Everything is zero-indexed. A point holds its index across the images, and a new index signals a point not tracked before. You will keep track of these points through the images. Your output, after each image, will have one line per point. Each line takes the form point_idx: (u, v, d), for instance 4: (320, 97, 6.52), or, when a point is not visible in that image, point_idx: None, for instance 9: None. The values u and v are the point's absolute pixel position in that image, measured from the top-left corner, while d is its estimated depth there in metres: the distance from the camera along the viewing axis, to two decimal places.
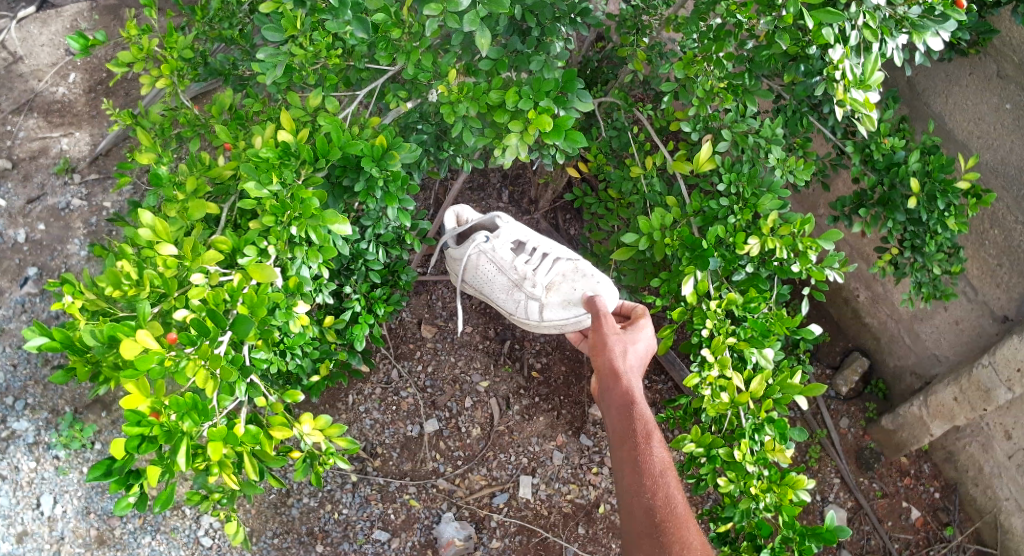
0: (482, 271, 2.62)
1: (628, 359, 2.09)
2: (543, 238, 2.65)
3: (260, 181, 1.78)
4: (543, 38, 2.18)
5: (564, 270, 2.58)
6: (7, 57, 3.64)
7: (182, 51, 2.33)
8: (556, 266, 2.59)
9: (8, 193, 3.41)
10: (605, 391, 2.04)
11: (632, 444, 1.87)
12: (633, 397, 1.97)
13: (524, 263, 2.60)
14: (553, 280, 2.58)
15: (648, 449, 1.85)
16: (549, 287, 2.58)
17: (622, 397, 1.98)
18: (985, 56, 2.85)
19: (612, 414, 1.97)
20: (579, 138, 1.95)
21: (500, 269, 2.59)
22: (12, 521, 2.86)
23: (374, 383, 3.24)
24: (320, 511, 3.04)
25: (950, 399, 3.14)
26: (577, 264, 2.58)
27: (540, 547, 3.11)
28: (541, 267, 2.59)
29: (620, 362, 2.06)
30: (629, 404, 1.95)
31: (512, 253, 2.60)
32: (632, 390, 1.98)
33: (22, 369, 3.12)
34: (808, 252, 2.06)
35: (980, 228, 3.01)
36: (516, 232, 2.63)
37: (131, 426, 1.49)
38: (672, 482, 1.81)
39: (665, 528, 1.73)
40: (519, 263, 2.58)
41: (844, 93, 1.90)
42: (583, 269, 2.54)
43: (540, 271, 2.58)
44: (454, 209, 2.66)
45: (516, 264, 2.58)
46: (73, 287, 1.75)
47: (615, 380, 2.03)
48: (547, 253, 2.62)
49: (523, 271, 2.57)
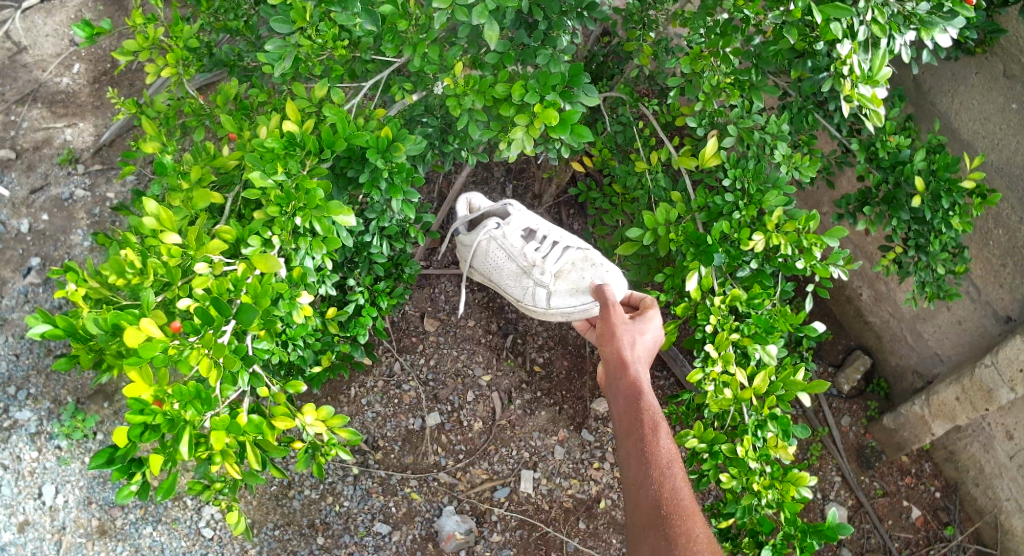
0: (492, 259, 2.67)
1: (635, 349, 2.08)
2: (554, 228, 2.69)
3: (265, 171, 1.78)
4: (549, 32, 2.15)
5: (573, 258, 2.59)
6: (11, 47, 3.62)
7: (188, 41, 2.33)
8: (566, 254, 2.61)
9: (11, 183, 3.41)
10: (611, 380, 2.02)
11: (639, 436, 1.85)
12: (640, 388, 1.95)
13: (534, 251, 2.63)
14: (563, 268, 2.60)
15: (655, 440, 1.83)
16: (558, 275, 2.59)
17: (629, 388, 1.95)
18: (992, 56, 2.84)
19: (618, 404, 1.96)
20: (585, 133, 1.93)
21: (509, 256, 2.64)
22: (13, 511, 2.88)
23: (377, 376, 3.25)
24: (321, 504, 3.04)
25: (952, 399, 3.14)
26: (587, 252, 2.59)
27: (540, 542, 3.12)
28: (551, 254, 2.61)
29: (626, 352, 2.03)
30: (636, 394, 1.93)
31: (522, 241, 2.65)
32: (639, 381, 1.96)
33: (24, 358, 3.11)
34: (813, 250, 2.06)
35: (985, 228, 3.00)
36: (527, 220, 2.69)
37: (134, 414, 1.50)
38: (678, 474, 1.80)
39: (671, 520, 1.72)
40: (528, 249, 2.62)
41: (851, 88, 1.87)
42: (593, 257, 2.54)
43: (549, 259, 2.60)
44: (466, 197, 2.76)
45: (526, 251, 2.62)
46: (77, 275, 1.74)
47: (622, 369, 2.00)
48: (558, 241, 2.65)
49: (532, 258, 2.60)
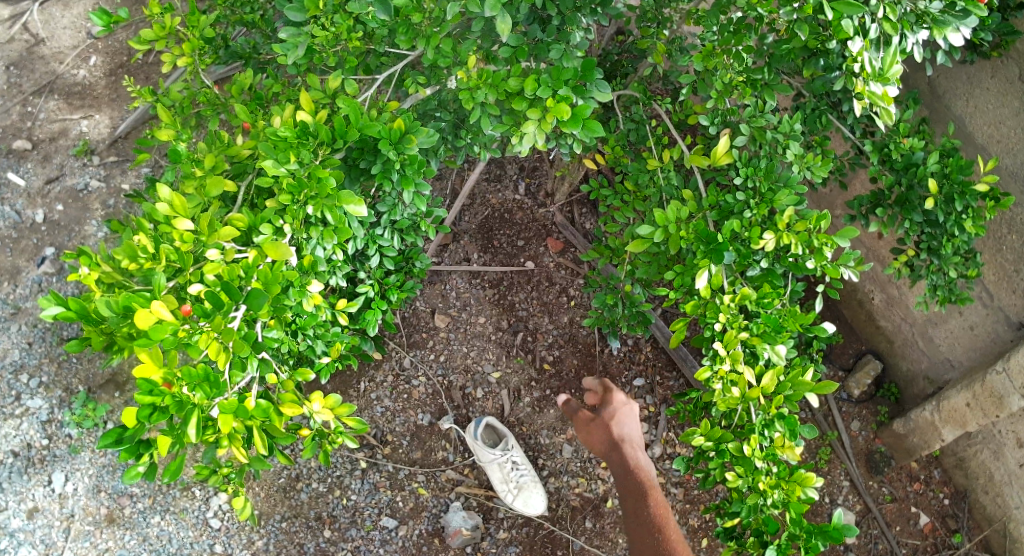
0: (481, 453, 3.08)
1: (619, 428, 2.30)
2: (519, 448, 3.14)
3: (277, 160, 1.80)
4: (563, 27, 2.14)
5: (527, 479, 3.10)
6: (29, 39, 3.67)
7: (205, 30, 2.34)
8: (525, 483, 3.09)
9: (27, 173, 3.45)
10: (610, 463, 2.30)
11: (632, 507, 2.13)
12: (628, 465, 2.22)
13: (511, 469, 3.08)
14: (523, 483, 3.09)
15: (644, 508, 2.11)
16: (519, 488, 3.08)
17: (619, 466, 2.24)
18: (1007, 59, 2.80)
19: (616, 483, 2.24)
20: (596, 128, 1.92)
21: (495, 460, 3.07)
22: (24, 497, 2.95)
23: (386, 371, 3.30)
24: (329, 497, 3.11)
25: (963, 405, 3.09)
26: (536, 482, 3.11)
27: (546, 540, 3.15)
28: (518, 468, 3.10)
29: (612, 434, 2.29)
30: (625, 471, 2.21)
31: (503, 454, 3.09)
32: (626, 458, 2.23)
33: (37, 347, 3.15)
34: (823, 249, 2.03)
35: (998, 232, 2.96)
36: (508, 441, 3.14)
37: (143, 395, 1.51)
38: (671, 532, 2.05)
39: None
40: (508, 475, 3.07)
41: (862, 86, 1.86)
42: (536, 484, 3.11)
43: (517, 476, 3.09)
44: (484, 418, 3.15)
45: (505, 475, 3.07)
46: (89, 259, 1.75)
47: (613, 450, 2.27)
48: (521, 461, 3.11)
49: (508, 478, 3.07)
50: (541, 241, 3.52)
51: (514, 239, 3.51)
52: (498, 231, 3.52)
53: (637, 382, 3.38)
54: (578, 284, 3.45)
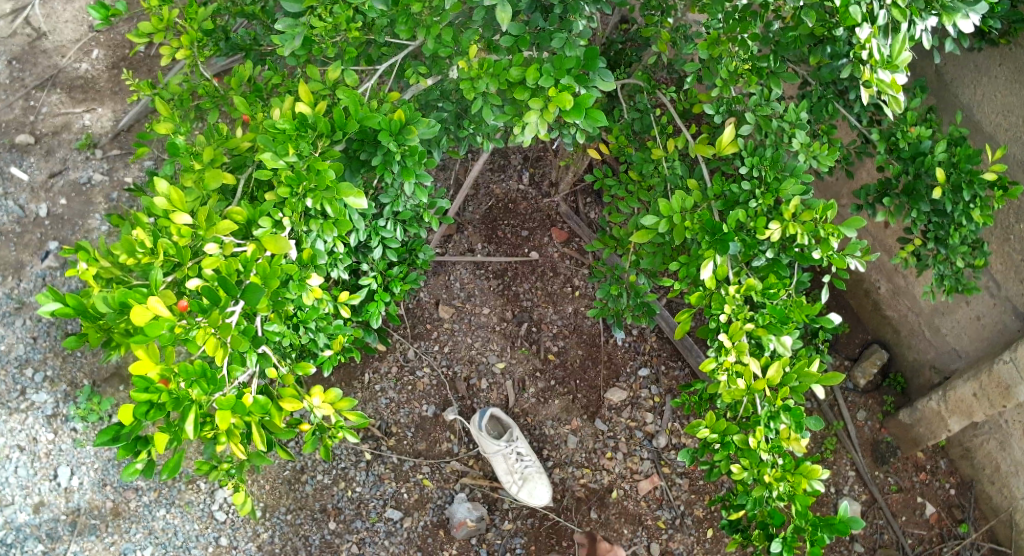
0: (486, 444, 3.07)
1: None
2: (524, 440, 3.14)
3: (276, 152, 1.77)
4: (565, 16, 2.07)
5: (531, 470, 3.09)
6: (31, 33, 3.67)
7: (204, 23, 2.33)
8: (530, 474, 3.08)
9: (30, 167, 3.44)
10: None
11: None
12: None
13: (515, 460, 3.07)
14: (527, 474, 3.08)
15: None
16: (524, 479, 3.07)
17: None
18: (1016, 46, 2.76)
19: None
20: (599, 118, 1.87)
21: (499, 452, 3.07)
22: (29, 491, 2.96)
23: (391, 362, 3.31)
24: (334, 489, 3.11)
25: (969, 395, 3.07)
26: (541, 473, 3.10)
27: (551, 531, 3.13)
28: (522, 459, 3.09)
29: None
30: None
31: (507, 445, 3.09)
32: None
33: (42, 341, 3.15)
34: (830, 240, 2.00)
35: (1007, 223, 2.91)
36: (513, 432, 3.14)
37: (139, 392, 1.50)
38: None
39: None
40: (512, 465, 3.06)
41: (870, 74, 1.82)
42: (540, 475, 3.10)
43: (521, 466, 3.08)
44: (489, 409, 3.15)
45: (510, 466, 3.06)
46: (87, 254, 1.75)
47: None
48: (526, 452, 3.11)
49: (512, 469, 3.06)
50: (545, 232, 3.51)
51: (518, 229, 3.51)
52: (502, 221, 3.52)
53: (642, 372, 3.37)
54: (583, 274, 3.45)
